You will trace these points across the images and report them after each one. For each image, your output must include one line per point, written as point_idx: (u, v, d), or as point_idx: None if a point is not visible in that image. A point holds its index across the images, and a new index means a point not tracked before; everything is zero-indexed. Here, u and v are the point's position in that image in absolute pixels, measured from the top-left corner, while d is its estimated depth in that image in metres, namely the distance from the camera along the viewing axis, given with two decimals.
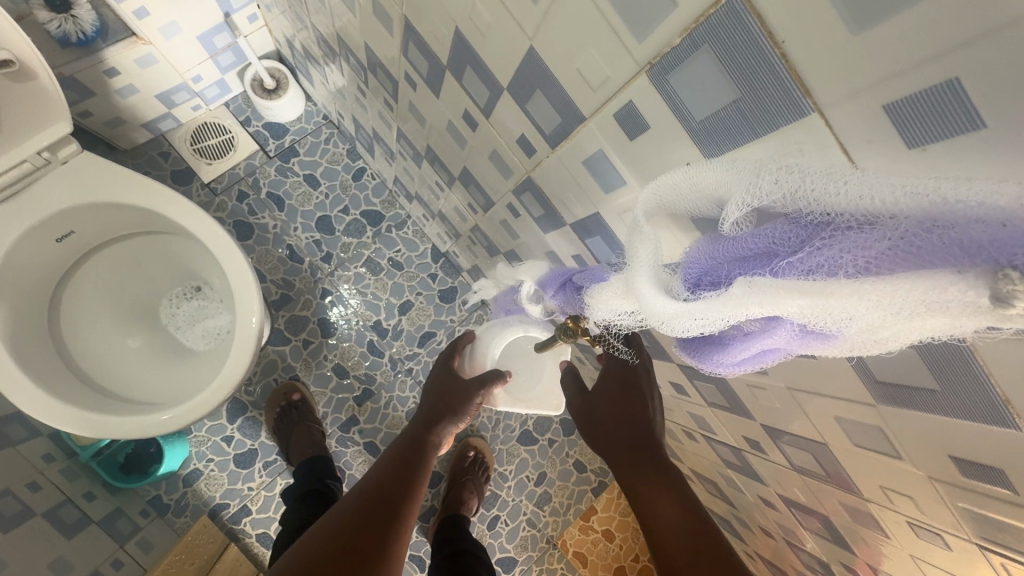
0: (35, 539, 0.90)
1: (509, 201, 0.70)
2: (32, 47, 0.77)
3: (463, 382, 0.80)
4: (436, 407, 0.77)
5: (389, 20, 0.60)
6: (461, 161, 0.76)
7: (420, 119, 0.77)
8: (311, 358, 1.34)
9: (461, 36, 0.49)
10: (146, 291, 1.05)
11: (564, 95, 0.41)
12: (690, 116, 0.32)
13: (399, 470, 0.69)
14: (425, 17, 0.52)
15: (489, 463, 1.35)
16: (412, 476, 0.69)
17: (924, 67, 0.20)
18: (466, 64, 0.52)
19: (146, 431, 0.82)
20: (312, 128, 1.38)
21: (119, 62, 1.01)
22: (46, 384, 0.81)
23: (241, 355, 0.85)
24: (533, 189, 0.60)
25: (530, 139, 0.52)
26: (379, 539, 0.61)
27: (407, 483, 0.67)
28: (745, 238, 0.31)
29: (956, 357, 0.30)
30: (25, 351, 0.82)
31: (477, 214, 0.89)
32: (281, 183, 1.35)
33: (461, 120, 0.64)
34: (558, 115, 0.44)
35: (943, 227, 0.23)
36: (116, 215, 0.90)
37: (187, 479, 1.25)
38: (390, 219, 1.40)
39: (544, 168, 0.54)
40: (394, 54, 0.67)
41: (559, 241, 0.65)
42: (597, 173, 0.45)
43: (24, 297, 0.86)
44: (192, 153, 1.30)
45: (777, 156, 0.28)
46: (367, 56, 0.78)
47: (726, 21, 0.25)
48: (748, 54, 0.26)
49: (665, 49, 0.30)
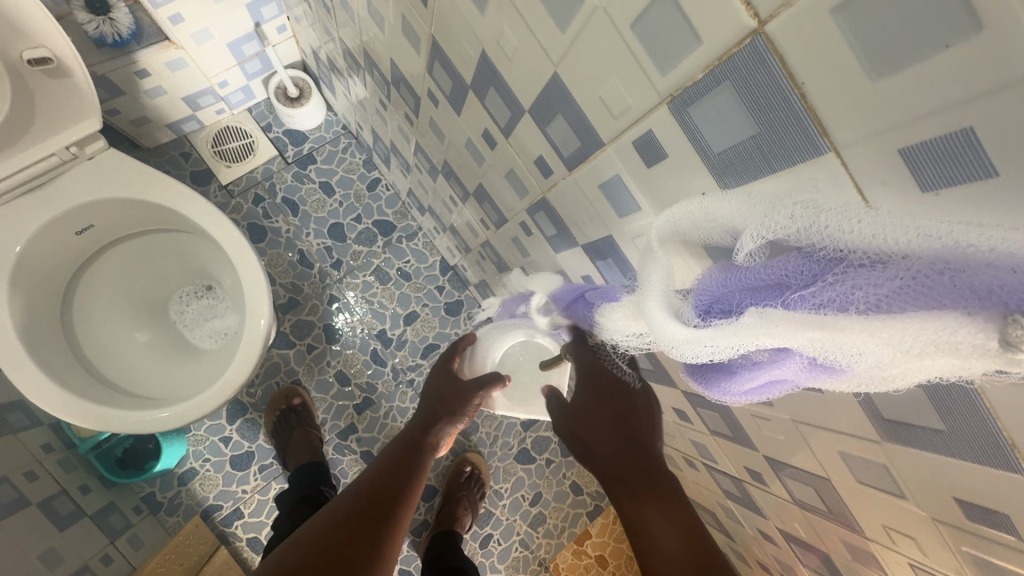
0: (26, 530, 0.90)
1: (522, 219, 0.71)
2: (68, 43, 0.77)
3: (463, 383, 0.79)
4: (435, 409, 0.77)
5: (417, 38, 0.62)
6: (477, 177, 0.77)
7: (440, 135, 0.79)
8: (314, 364, 1.34)
9: (487, 58, 0.50)
10: (158, 288, 1.06)
11: (585, 121, 0.43)
12: (708, 147, 0.32)
13: (394, 472, 0.68)
14: (453, 37, 0.54)
15: (485, 480, 1.34)
16: (407, 478, 0.68)
17: (942, 116, 0.21)
18: (490, 85, 0.54)
19: (147, 427, 0.82)
20: (332, 138, 1.40)
21: (151, 64, 1.04)
22: (54, 374, 0.81)
23: (248, 357, 0.86)
24: (547, 209, 0.61)
25: (548, 161, 0.53)
26: (368, 543, 0.60)
27: (402, 485, 0.67)
28: (758, 269, 0.32)
29: (964, 399, 0.30)
30: (38, 341, 0.83)
31: (489, 230, 0.90)
32: (297, 189, 1.37)
33: (480, 137, 0.65)
34: (577, 140, 0.45)
35: (955, 270, 0.24)
36: (136, 212, 0.92)
37: (182, 478, 1.24)
38: (401, 229, 1.42)
39: (559, 189, 0.55)
40: (419, 71, 0.68)
41: (569, 261, 0.66)
42: (612, 197, 0.46)
43: (40, 287, 0.87)
44: (212, 154, 1.32)
45: (793, 191, 0.29)
46: (392, 72, 0.80)
47: (748, 59, 0.26)
48: (766, 93, 0.27)
49: (687, 82, 0.31)
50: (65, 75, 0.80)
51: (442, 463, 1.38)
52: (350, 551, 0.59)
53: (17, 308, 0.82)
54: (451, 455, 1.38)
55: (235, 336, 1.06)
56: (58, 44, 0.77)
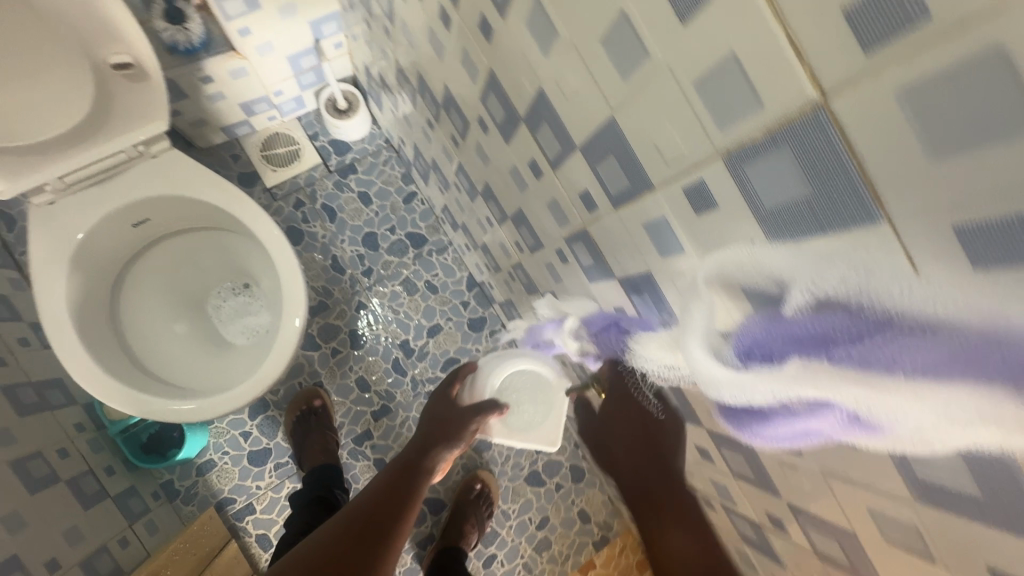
0: (53, 505, 0.94)
1: (559, 246, 0.73)
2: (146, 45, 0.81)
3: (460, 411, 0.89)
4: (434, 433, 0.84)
5: (474, 70, 0.65)
6: (517, 203, 0.80)
7: (484, 159, 0.82)
8: (337, 367, 1.37)
9: (544, 96, 0.53)
10: (199, 281, 1.10)
11: (636, 164, 0.45)
12: (759, 203, 0.34)
13: (390, 491, 0.71)
14: (511, 73, 0.57)
15: (494, 499, 1.34)
16: (404, 497, 0.71)
17: (997, 199, 0.22)
18: (543, 121, 0.56)
19: (182, 418, 0.85)
20: (374, 150, 1.45)
21: (216, 71, 1.10)
22: (102, 361, 0.85)
23: (280, 357, 0.89)
24: (586, 240, 0.63)
25: (593, 195, 0.55)
26: (364, 559, 0.61)
27: (398, 503, 0.69)
28: (803, 323, 0.34)
29: (1004, 471, 0.30)
30: (89, 327, 0.88)
31: (523, 252, 0.92)
32: (337, 196, 1.42)
33: (526, 166, 0.67)
34: (627, 180, 0.47)
35: (1004, 346, 0.25)
36: (190, 209, 0.97)
37: (200, 468, 1.27)
38: (432, 243, 1.45)
39: (601, 222, 0.57)
40: (472, 99, 0.72)
41: (603, 292, 0.67)
42: (656, 237, 0.48)
43: (95, 275, 0.92)
44: (260, 158, 1.38)
45: (843, 252, 0.30)
46: (443, 96, 0.84)
47: (810, 127, 0.28)
48: (825, 158, 0.28)
49: (746, 140, 0.32)
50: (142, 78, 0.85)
51: (453, 478, 1.38)
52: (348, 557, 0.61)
53: (75, 292, 0.86)
54: (462, 471, 1.39)
55: (268, 335, 1.08)
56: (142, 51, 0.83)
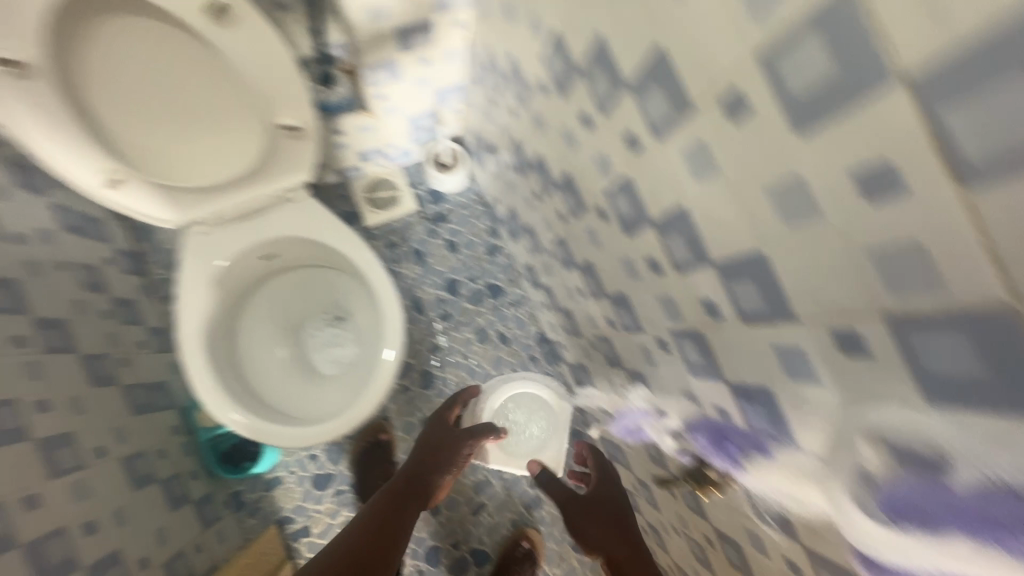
0: (149, 504, 1.02)
1: (661, 336, 0.76)
2: (310, 112, 0.87)
3: (455, 437, 1.15)
4: (424, 462, 1.09)
5: (607, 170, 0.71)
6: (622, 286, 0.84)
7: (594, 241, 0.87)
8: (405, 404, 1.43)
9: (686, 212, 0.57)
10: (302, 309, 1.18)
11: (781, 295, 0.48)
12: (923, 366, 0.36)
13: (398, 497, 1.00)
14: (651, 184, 0.62)
15: (539, 561, 1.33)
16: (409, 502, 1.00)
17: None
18: (677, 231, 0.61)
19: (286, 443, 0.93)
20: (466, 203, 1.54)
21: (347, 126, 1.22)
22: (222, 385, 0.96)
23: (374, 398, 0.94)
24: (698, 340, 0.66)
25: (718, 306, 0.59)
26: (389, 538, 0.92)
27: (407, 504, 1.00)
28: (963, 494, 0.36)
29: None
30: (215, 351, 0.99)
31: (613, 328, 0.96)
32: (427, 242, 1.52)
33: (644, 261, 0.72)
34: (764, 304, 0.51)
35: None
36: (311, 248, 1.06)
37: (268, 483, 1.34)
38: (509, 296, 1.51)
39: (722, 330, 0.60)
40: (596, 192, 0.77)
41: (704, 389, 0.70)
42: (788, 360, 0.51)
43: (225, 301, 1.03)
44: (365, 200, 1.48)
45: (1015, 437, 0.32)
46: (559, 179, 0.90)
47: (995, 323, 0.31)
48: (1006, 352, 0.31)
49: (917, 310, 0.35)
50: (301, 138, 0.90)
51: (500, 531, 1.39)
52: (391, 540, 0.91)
53: (208, 319, 0.98)
54: (510, 525, 1.40)
55: (359, 373, 1.13)
56: (307, 116, 0.87)
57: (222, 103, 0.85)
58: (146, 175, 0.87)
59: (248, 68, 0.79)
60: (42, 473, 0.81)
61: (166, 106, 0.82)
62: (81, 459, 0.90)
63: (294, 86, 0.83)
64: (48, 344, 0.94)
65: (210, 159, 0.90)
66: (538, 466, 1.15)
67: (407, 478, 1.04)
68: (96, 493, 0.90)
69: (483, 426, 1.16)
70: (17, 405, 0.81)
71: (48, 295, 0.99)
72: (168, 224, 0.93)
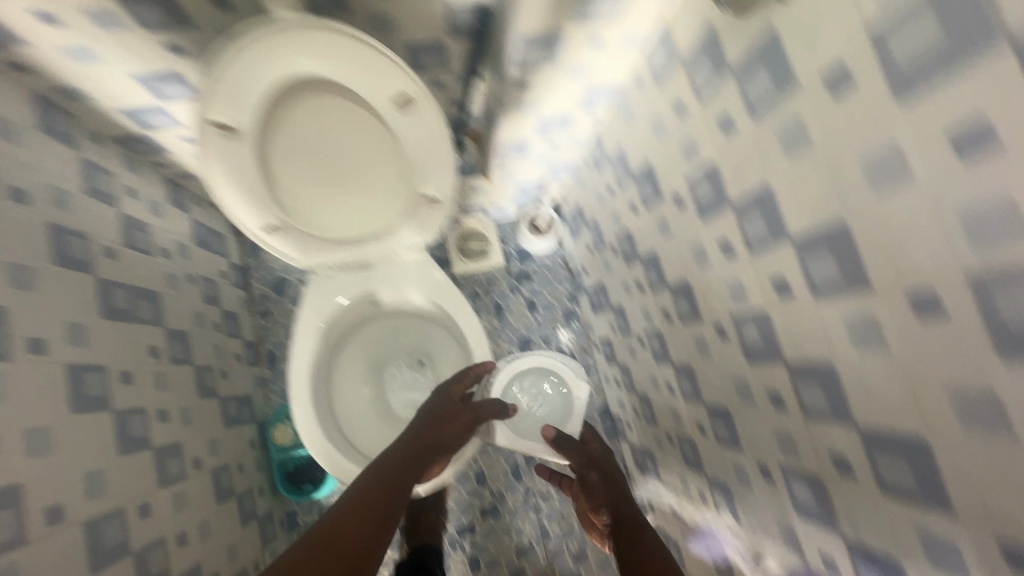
0: (225, 518, 1.06)
1: (766, 463, 0.77)
2: (453, 185, 0.88)
3: (450, 418, 0.96)
4: (416, 442, 0.91)
5: (739, 297, 0.73)
6: (725, 401, 0.84)
7: (701, 349, 0.88)
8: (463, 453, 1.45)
9: (833, 370, 0.59)
10: (391, 347, 1.22)
11: (940, 486, 0.48)
12: None
13: (387, 486, 0.84)
14: (794, 330, 0.64)
15: None
16: (395, 497, 0.83)
17: None
18: (816, 381, 0.62)
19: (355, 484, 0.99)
20: (550, 266, 1.58)
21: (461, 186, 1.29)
22: (315, 413, 1.03)
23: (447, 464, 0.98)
24: (815, 485, 0.66)
25: (852, 465, 0.59)
26: (381, 517, 0.79)
27: (393, 497, 0.83)
28: None
29: None
30: (316, 380, 1.06)
31: (701, 433, 0.96)
32: (507, 297, 1.56)
33: (763, 390, 0.73)
34: (915, 487, 0.51)
35: None
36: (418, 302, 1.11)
37: (323, 509, 1.37)
38: (579, 364, 1.52)
39: (851, 488, 0.60)
40: (719, 310, 0.79)
41: (811, 533, 0.69)
42: (933, 548, 0.51)
43: (333, 334, 1.09)
44: (456, 249, 1.54)
45: None
46: (672, 281, 0.93)
47: None
48: None
49: None
50: (437, 206, 0.91)
51: None
52: (389, 511, 0.80)
53: (317, 351, 1.05)
54: None
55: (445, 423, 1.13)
56: (447, 188, 0.89)
57: (381, 164, 0.87)
58: (300, 226, 0.88)
59: (412, 134, 0.82)
60: (155, 482, 0.86)
61: (333, 163, 0.85)
62: (182, 470, 0.95)
63: (445, 162, 0.86)
64: (172, 354, 1.00)
65: (350, 216, 0.92)
66: (554, 429, 0.98)
67: (401, 458, 0.88)
68: (190, 505, 0.95)
69: (489, 406, 0.98)
70: (145, 414, 0.88)
71: (177, 307, 1.06)
72: (293, 264, 0.91)
